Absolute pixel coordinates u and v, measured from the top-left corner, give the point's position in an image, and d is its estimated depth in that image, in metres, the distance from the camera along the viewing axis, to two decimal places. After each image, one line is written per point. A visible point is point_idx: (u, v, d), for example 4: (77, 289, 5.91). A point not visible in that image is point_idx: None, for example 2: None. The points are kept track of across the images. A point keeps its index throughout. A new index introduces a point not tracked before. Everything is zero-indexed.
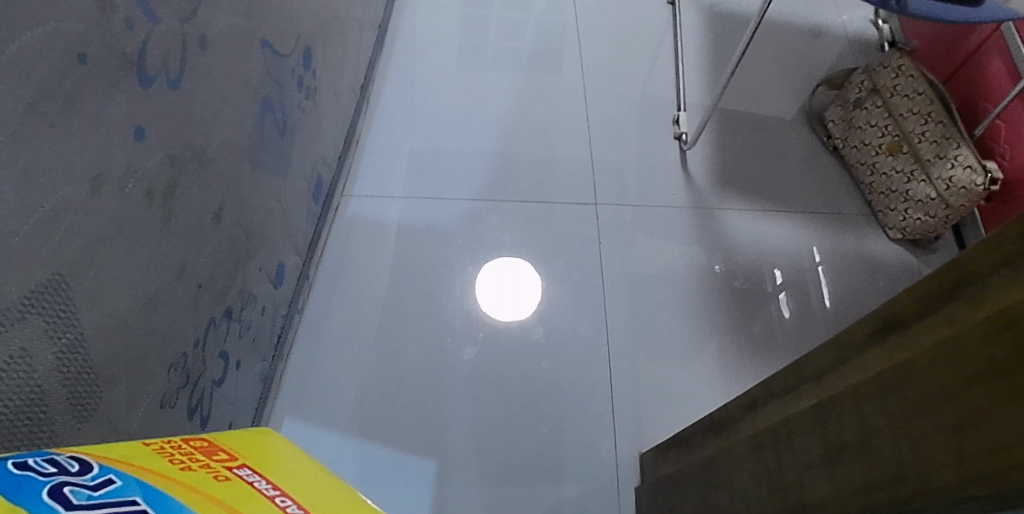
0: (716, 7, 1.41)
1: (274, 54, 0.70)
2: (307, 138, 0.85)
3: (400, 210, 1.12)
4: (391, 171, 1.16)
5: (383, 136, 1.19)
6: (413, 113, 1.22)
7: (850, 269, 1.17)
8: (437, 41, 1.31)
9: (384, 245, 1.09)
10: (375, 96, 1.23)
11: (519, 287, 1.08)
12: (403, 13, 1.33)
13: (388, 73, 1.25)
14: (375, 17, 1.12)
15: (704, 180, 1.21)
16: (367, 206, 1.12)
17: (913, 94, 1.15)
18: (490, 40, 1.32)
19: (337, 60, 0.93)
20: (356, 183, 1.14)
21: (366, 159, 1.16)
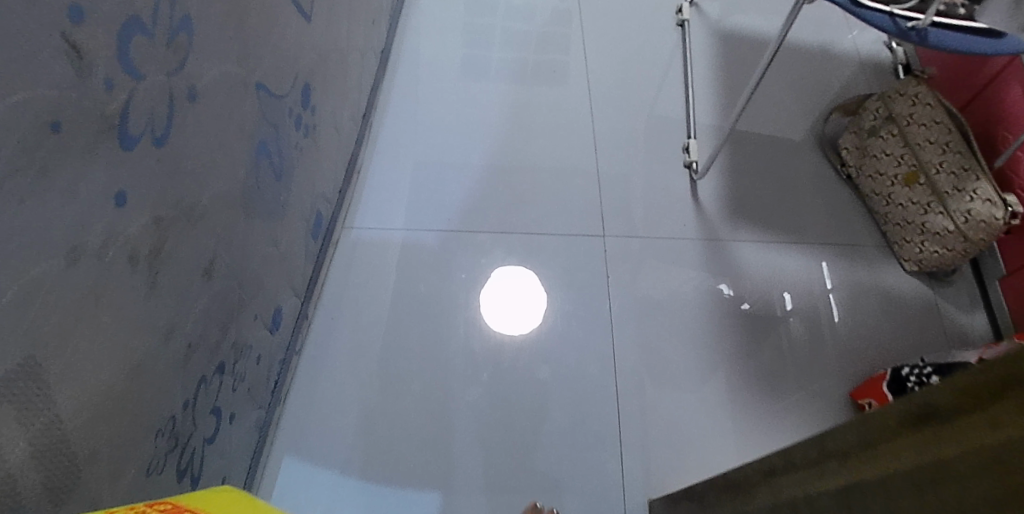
0: (728, 28, 1.37)
1: (269, 97, 0.67)
2: (305, 177, 0.82)
3: (402, 242, 1.09)
4: (392, 202, 1.12)
5: (386, 164, 1.16)
6: (416, 140, 1.19)
7: (865, 305, 1.14)
8: (441, 65, 1.27)
9: (385, 279, 1.06)
10: (377, 122, 1.20)
11: (523, 300, 1.07)
12: (406, 35, 1.30)
13: (390, 99, 1.22)
14: (377, 43, 1.09)
15: (715, 210, 1.18)
16: (368, 239, 1.09)
17: (931, 123, 1.12)
18: (494, 64, 1.29)
19: (338, 92, 0.90)
20: (358, 214, 1.11)
21: (368, 189, 1.13)
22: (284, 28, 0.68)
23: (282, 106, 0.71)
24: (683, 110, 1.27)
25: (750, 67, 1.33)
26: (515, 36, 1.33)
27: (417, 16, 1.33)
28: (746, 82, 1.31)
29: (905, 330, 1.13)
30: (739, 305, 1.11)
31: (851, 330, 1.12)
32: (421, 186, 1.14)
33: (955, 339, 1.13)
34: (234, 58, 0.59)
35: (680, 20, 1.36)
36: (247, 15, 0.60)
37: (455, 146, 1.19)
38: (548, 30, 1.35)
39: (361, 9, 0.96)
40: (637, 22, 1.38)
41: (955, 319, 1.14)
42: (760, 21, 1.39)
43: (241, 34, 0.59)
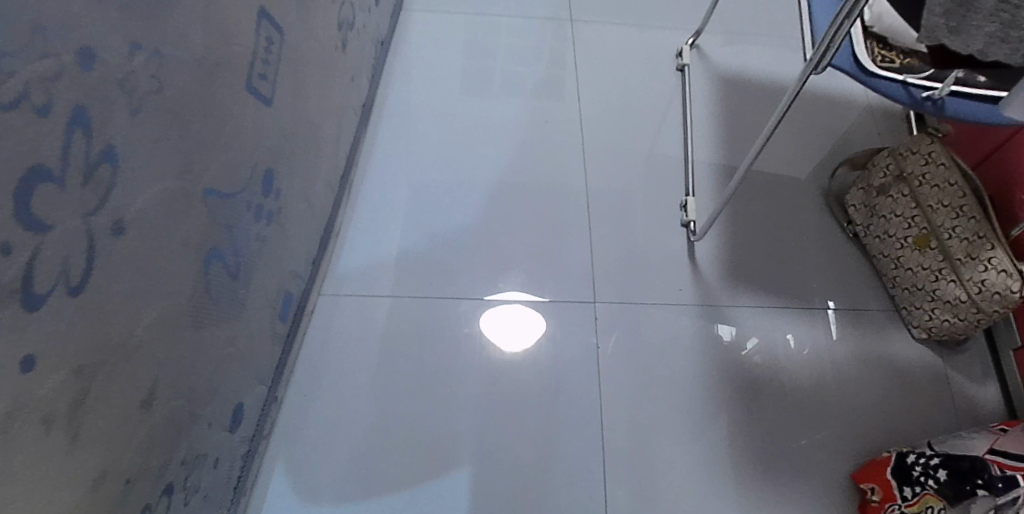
0: (731, 73, 1.32)
1: (221, 200, 0.62)
2: (271, 264, 0.77)
3: (382, 308, 1.04)
4: (373, 265, 1.07)
5: (367, 223, 1.11)
6: (400, 195, 1.14)
7: (870, 379, 1.07)
8: (428, 115, 1.22)
9: (364, 349, 1.01)
10: (360, 177, 1.14)
11: (516, 331, 1.04)
12: (393, 81, 1.25)
13: (374, 153, 1.17)
14: (358, 99, 1.04)
15: (713, 273, 1.13)
16: (347, 305, 1.04)
17: (944, 183, 1.05)
18: (484, 113, 1.23)
19: (310, 164, 0.85)
20: (336, 277, 1.06)
21: (348, 250, 1.08)
22: (240, 120, 0.63)
23: (240, 202, 0.66)
24: (680, 146, 1.23)
25: (756, 115, 1.28)
26: (506, 82, 1.28)
27: (406, 61, 1.28)
28: (748, 134, 1.25)
29: (913, 407, 1.05)
30: (738, 378, 1.05)
31: (853, 407, 1.05)
32: (405, 246, 1.10)
33: (967, 415, 1.05)
34: (177, 172, 0.54)
35: (680, 65, 1.31)
36: (193, 122, 0.55)
37: (441, 202, 1.14)
38: (542, 75, 1.30)
39: (338, 71, 0.91)
40: (635, 66, 1.32)
41: (964, 391, 1.08)
42: (764, 66, 1.34)
43: (185, 143, 0.54)
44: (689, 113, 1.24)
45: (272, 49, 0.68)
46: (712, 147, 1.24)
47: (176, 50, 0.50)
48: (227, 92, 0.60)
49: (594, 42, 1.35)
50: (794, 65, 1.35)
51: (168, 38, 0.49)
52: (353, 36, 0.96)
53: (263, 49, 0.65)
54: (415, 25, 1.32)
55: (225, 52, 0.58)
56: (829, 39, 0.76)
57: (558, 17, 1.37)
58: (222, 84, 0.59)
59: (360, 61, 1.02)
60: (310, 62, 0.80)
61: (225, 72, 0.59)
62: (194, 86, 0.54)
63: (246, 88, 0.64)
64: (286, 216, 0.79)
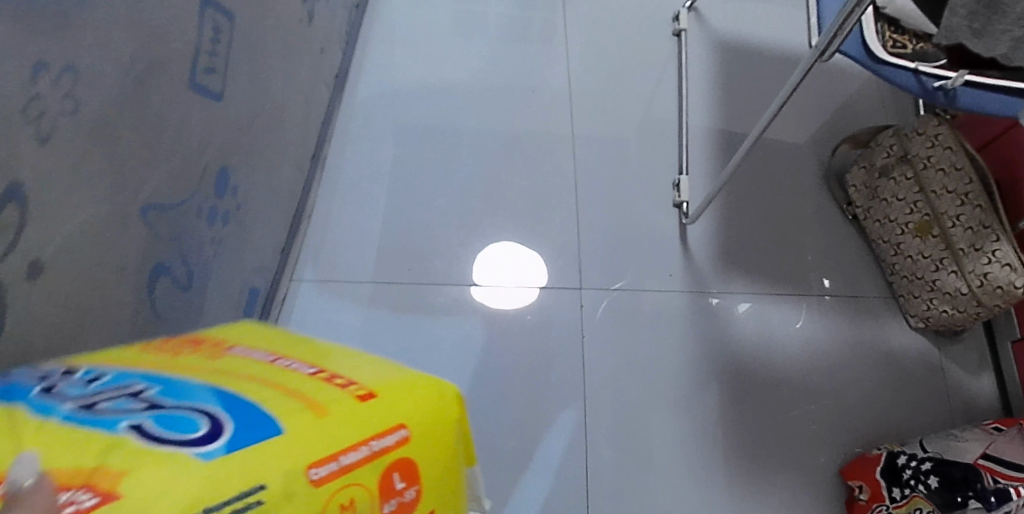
0: (731, 38, 1.23)
1: (162, 212, 0.57)
2: (229, 265, 0.72)
3: (356, 296, 0.98)
4: (349, 246, 1.01)
5: (340, 204, 1.04)
6: (378, 173, 1.06)
7: (862, 369, 1.04)
8: (405, 79, 1.13)
9: (337, 342, 0.95)
10: (332, 152, 1.07)
11: (508, 293, 1.01)
12: (367, 44, 1.15)
13: (348, 122, 1.09)
14: (329, 70, 0.96)
15: (706, 258, 1.08)
16: (319, 295, 0.98)
17: (951, 168, 0.99)
18: (467, 77, 1.14)
19: (273, 152, 0.79)
20: (305, 262, 0.99)
21: (320, 233, 1.02)
22: (182, 122, 0.57)
23: (185, 211, 0.60)
24: (676, 105, 1.17)
25: (754, 85, 1.20)
26: (489, 45, 1.18)
27: (381, 21, 1.17)
28: (747, 108, 1.18)
29: (905, 398, 1.04)
30: (728, 369, 1.01)
31: (845, 398, 1.03)
32: (383, 229, 1.03)
33: (961, 409, 1.04)
34: (103, 196, 0.48)
35: (677, 29, 1.21)
36: (121, 136, 0.49)
37: (420, 180, 1.07)
38: (528, 38, 1.19)
39: (303, 46, 0.83)
40: (629, 29, 1.23)
41: (960, 384, 1.06)
42: (767, 30, 1.24)
43: (112, 161, 0.48)
44: (683, 69, 1.17)
45: (220, 37, 0.61)
46: (709, 110, 1.18)
47: (96, 61, 0.44)
48: (163, 95, 0.53)
49: (586, 1, 1.24)
50: (801, 27, 1.26)
51: (87, 49, 0.43)
52: (322, 3, 0.88)
53: (208, 39, 0.59)
54: None
55: (159, 50, 0.51)
56: (840, 24, 0.68)
57: None
58: (157, 87, 0.52)
59: (330, 30, 0.93)
60: (269, 42, 0.73)
61: (160, 73, 0.52)
62: (122, 96, 0.48)
63: (189, 86, 0.57)
64: (246, 212, 0.74)
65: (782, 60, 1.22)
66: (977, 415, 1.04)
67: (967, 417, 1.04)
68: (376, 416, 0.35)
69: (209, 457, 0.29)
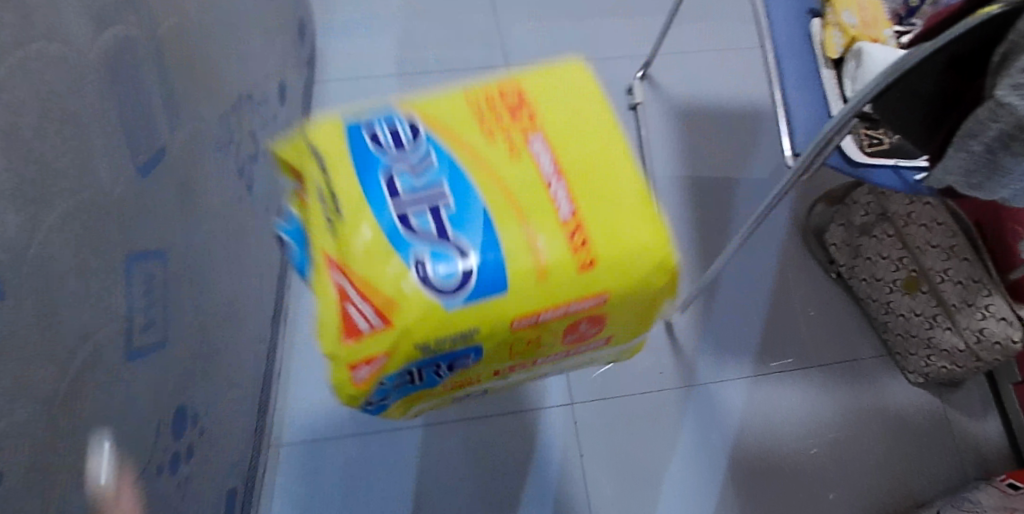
0: (687, 104, 1.26)
1: (149, 490, 0.56)
2: (202, 489, 0.69)
3: (341, 452, 0.98)
4: (330, 398, 1.01)
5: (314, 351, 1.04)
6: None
7: (867, 435, 1.04)
8: None
9: (326, 507, 0.95)
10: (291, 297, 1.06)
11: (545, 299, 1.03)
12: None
13: None
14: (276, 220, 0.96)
15: (694, 345, 1.08)
16: (302, 455, 0.98)
17: (933, 224, 0.97)
18: None
19: (232, 347, 0.76)
20: (284, 425, 0.99)
21: (293, 386, 1.01)
22: (132, 402, 0.52)
23: (145, 482, 0.55)
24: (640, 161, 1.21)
25: (709, 152, 1.23)
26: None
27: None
28: (710, 174, 1.21)
29: (914, 457, 1.03)
30: (731, 460, 1.02)
31: (853, 468, 1.02)
32: None
33: (972, 458, 1.04)
34: None
35: (632, 103, 1.24)
36: (60, 468, 0.43)
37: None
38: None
39: (246, 220, 0.81)
40: None
41: (969, 430, 1.06)
42: (717, 91, 1.28)
43: (52, 502, 0.43)
44: (643, 130, 1.21)
45: (153, 285, 0.56)
46: (672, 159, 1.21)
47: (23, 405, 0.40)
48: (102, 389, 0.48)
49: None
50: (751, 87, 1.29)
51: (5, 399, 0.38)
52: (258, 164, 0.87)
53: (139, 296, 0.53)
54: (331, 95, 1.21)
55: (93, 345, 0.46)
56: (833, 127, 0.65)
57: (490, 62, 1.26)
58: (91, 390, 0.46)
59: (270, 182, 0.93)
60: (212, 247, 0.69)
61: (95, 374, 0.47)
62: (68, 423, 0.44)
63: (128, 360, 0.51)
64: (210, 431, 0.70)
65: (736, 121, 1.26)
66: (990, 464, 1.04)
67: (981, 469, 1.04)
68: (598, 269, 0.34)
69: (451, 304, 0.33)
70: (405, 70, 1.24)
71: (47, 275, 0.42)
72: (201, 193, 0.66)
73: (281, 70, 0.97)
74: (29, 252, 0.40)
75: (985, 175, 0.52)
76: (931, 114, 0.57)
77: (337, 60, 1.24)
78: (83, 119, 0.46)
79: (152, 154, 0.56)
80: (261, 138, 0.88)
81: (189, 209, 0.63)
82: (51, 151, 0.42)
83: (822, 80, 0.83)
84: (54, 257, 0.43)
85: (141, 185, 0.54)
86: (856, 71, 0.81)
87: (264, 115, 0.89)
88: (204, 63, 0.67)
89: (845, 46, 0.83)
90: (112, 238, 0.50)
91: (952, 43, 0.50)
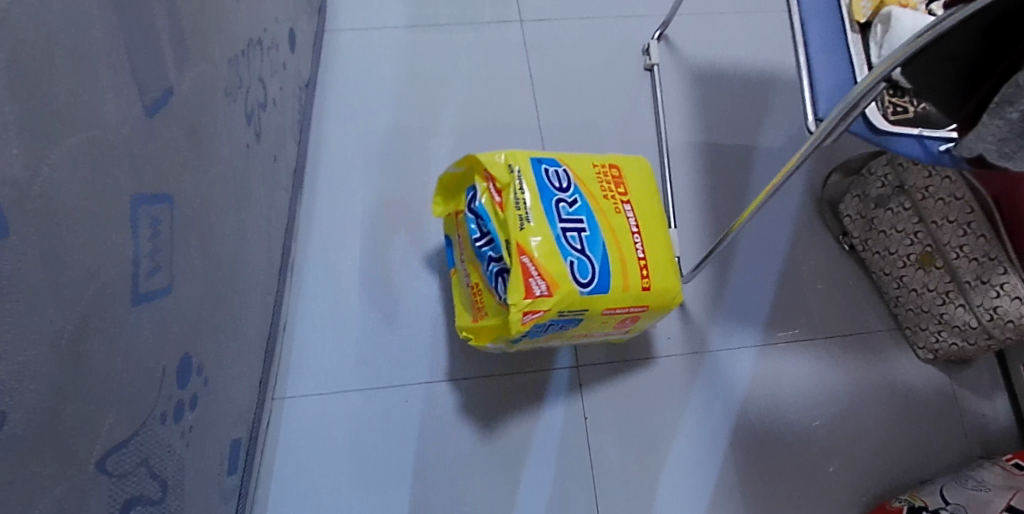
0: (705, 67, 1.23)
1: (155, 437, 0.56)
2: (206, 437, 0.69)
3: (345, 407, 0.99)
4: (335, 354, 1.01)
5: (320, 307, 1.03)
6: (351, 270, 1.05)
7: (871, 409, 1.05)
8: (378, 158, 1.12)
9: (330, 460, 0.97)
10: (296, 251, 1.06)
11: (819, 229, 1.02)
12: (324, 124, 1.13)
13: (317, 215, 1.08)
14: (284, 172, 0.95)
15: (702, 314, 1.07)
16: (305, 409, 0.98)
17: (951, 198, 0.95)
18: (442, 150, 1.13)
19: (237, 298, 0.76)
20: (289, 379, 1.00)
21: (298, 340, 1.01)
22: (136, 348, 0.52)
23: (147, 429, 0.55)
24: (654, 124, 1.18)
25: (726, 118, 1.20)
26: (454, 110, 1.15)
27: (336, 95, 1.15)
28: (725, 141, 1.18)
29: (918, 432, 1.04)
30: (733, 429, 1.02)
31: (855, 441, 1.03)
32: (366, 331, 1.02)
33: (975, 434, 1.05)
34: (56, 485, 0.43)
35: (648, 64, 1.21)
36: (60, 412, 0.43)
37: (405, 269, 1.06)
38: (489, 94, 1.17)
39: (254, 170, 0.80)
40: (595, 72, 1.21)
41: (973, 408, 1.06)
42: (738, 56, 1.25)
43: (51, 446, 0.42)
44: (659, 93, 1.18)
45: (158, 230, 0.54)
46: (686, 124, 1.19)
47: (28, 345, 0.39)
48: (104, 335, 0.47)
49: (547, 46, 1.22)
50: (772, 53, 1.25)
51: (9, 342, 0.37)
52: (266, 113, 0.85)
53: (146, 240, 0.52)
54: (341, 46, 1.18)
55: (97, 288, 0.46)
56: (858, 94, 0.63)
57: (505, 17, 1.23)
58: (94, 333, 0.46)
59: (279, 132, 0.92)
60: (220, 196, 0.68)
61: (97, 320, 0.46)
62: (69, 369, 0.44)
63: (134, 305, 0.51)
64: (214, 381, 0.70)
65: (754, 88, 1.22)
66: (992, 442, 1.04)
67: (982, 445, 1.04)
68: None
69: None
70: (417, 23, 1.21)
71: (51, 215, 0.41)
72: (210, 139, 0.65)
73: (290, 18, 0.94)
74: (33, 190, 0.39)
75: (1017, 145, 0.50)
76: (963, 81, 0.55)
77: (348, 9, 1.21)
78: (92, 55, 0.45)
79: (160, 94, 0.54)
80: (270, 86, 0.86)
81: (197, 155, 0.62)
82: (55, 85, 0.41)
83: (848, 44, 0.80)
84: (59, 198, 0.42)
85: (149, 127, 0.53)
86: (883, 36, 0.80)
87: (274, 62, 0.87)
88: (215, 5, 0.65)
89: (873, 9, 0.81)
90: (119, 181, 0.48)
91: (992, 6, 0.48)
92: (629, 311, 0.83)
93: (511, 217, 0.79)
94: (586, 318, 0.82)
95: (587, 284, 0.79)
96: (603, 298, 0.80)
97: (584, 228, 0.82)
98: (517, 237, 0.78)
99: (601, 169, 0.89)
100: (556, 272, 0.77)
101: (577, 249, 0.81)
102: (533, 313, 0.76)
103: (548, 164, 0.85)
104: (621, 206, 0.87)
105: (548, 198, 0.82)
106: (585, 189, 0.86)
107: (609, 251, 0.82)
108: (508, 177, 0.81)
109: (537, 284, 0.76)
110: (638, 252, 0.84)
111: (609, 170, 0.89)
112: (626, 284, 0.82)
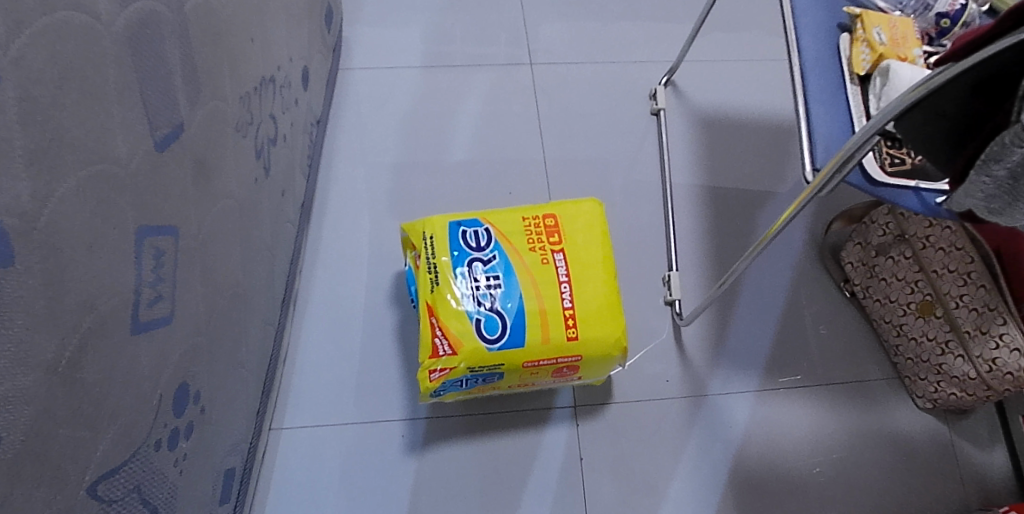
0: (711, 113, 1.25)
1: (148, 459, 0.57)
2: (200, 466, 0.70)
3: (340, 438, 0.99)
4: (332, 385, 1.02)
5: (320, 338, 1.04)
6: (353, 303, 1.07)
7: (873, 459, 1.03)
8: (384, 191, 1.14)
9: (322, 492, 0.96)
10: (301, 282, 1.07)
11: None
12: (334, 159, 1.16)
13: (321, 248, 1.10)
14: (292, 205, 0.97)
15: (701, 358, 1.07)
16: (302, 440, 0.98)
17: (951, 247, 0.94)
18: (445, 184, 1.15)
19: (238, 328, 0.77)
20: (288, 409, 1.00)
21: (298, 370, 1.02)
22: (132, 378, 0.53)
23: (142, 455, 0.56)
24: (658, 166, 1.20)
25: (730, 163, 1.21)
26: (462, 148, 1.18)
27: (348, 131, 1.18)
28: (727, 183, 1.20)
29: (919, 483, 1.02)
30: (731, 474, 1.01)
31: (857, 491, 1.02)
32: (364, 363, 1.03)
33: (975, 486, 1.03)
34: (48, 508, 0.44)
35: (654, 108, 1.23)
36: (56, 438, 0.43)
37: (405, 303, 1.07)
38: (497, 133, 1.20)
39: (261, 203, 0.82)
40: (602, 116, 1.23)
41: (973, 460, 1.04)
42: (742, 103, 1.27)
43: (45, 469, 0.43)
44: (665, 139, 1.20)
45: (163, 260, 0.56)
46: (690, 167, 1.21)
47: (28, 370, 0.40)
48: (100, 364, 0.48)
49: (556, 88, 1.24)
50: (774, 100, 1.28)
51: (6, 366, 0.38)
52: (276, 147, 0.87)
53: (149, 270, 0.53)
54: (355, 83, 1.22)
55: (95, 316, 0.47)
56: (860, 140, 0.64)
57: (517, 60, 1.26)
58: (94, 359, 0.47)
59: (289, 165, 0.94)
60: (224, 226, 0.70)
61: (95, 347, 0.47)
62: (68, 396, 0.44)
63: (133, 333, 0.52)
64: (211, 410, 0.71)
65: (759, 134, 1.24)
66: (993, 494, 1.03)
67: (982, 497, 1.02)
68: None
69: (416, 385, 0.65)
70: (430, 63, 1.24)
71: (55, 245, 0.42)
72: (217, 172, 0.67)
73: (304, 54, 0.97)
74: (40, 220, 0.41)
75: (1005, 202, 0.51)
76: (957, 134, 0.55)
77: (364, 48, 1.25)
78: (104, 90, 0.47)
79: (170, 129, 0.56)
80: (281, 121, 0.88)
81: (204, 188, 0.64)
82: (66, 119, 0.43)
83: (846, 96, 0.82)
84: (64, 229, 0.43)
85: (157, 159, 0.55)
86: (882, 88, 0.80)
87: (286, 99, 0.90)
88: (228, 43, 0.67)
89: (873, 62, 0.82)
90: (125, 214, 0.50)
91: (996, 54, 0.48)
92: (556, 361, 0.88)
93: (423, 280, 0.88)
94: (507, 372, 0.88)
95: (495, 340, 0.86)
96: (518, 352, 0.86)
97: (499, 284, 0.88)
98: (427, 299, 0.87)
99: (532, 221, 0.93)
100: (458, 332, 0.85)
101: (486, 306, 0.87)
102: (440, 371, 0.86)
103: (467, 225, 0.92)
104: (549, 256, 0.90)
105: (460, 260, 0.89)
106: (506, 244, 0.91)
107: (525, 304, 0.87)
108: (424, 242, 0.91)
109: (441, 344, 0.86)
110: (565, 303, 0.88)
111: (542, 220, 0.93)
112: (544, 336, 0.86)
